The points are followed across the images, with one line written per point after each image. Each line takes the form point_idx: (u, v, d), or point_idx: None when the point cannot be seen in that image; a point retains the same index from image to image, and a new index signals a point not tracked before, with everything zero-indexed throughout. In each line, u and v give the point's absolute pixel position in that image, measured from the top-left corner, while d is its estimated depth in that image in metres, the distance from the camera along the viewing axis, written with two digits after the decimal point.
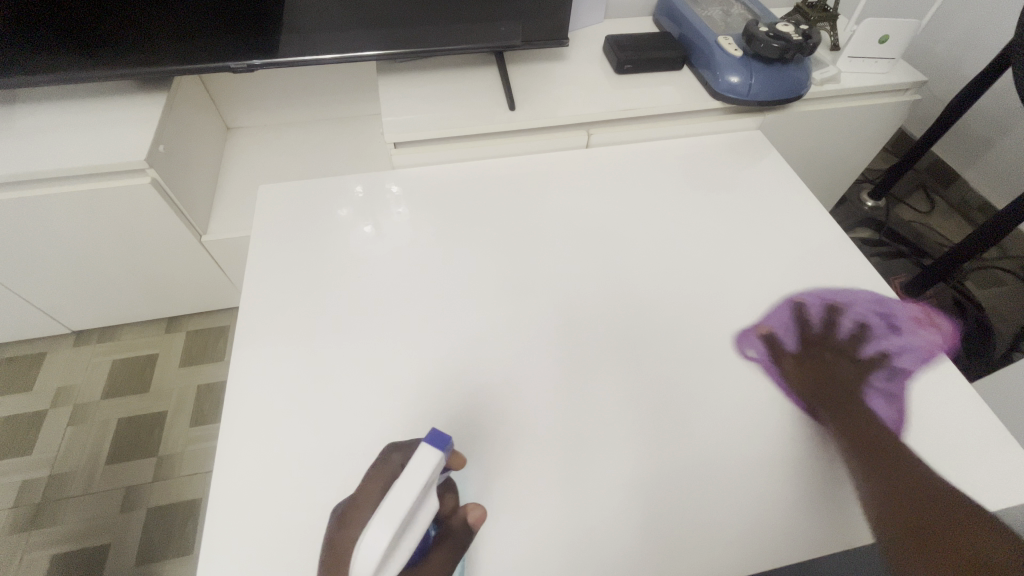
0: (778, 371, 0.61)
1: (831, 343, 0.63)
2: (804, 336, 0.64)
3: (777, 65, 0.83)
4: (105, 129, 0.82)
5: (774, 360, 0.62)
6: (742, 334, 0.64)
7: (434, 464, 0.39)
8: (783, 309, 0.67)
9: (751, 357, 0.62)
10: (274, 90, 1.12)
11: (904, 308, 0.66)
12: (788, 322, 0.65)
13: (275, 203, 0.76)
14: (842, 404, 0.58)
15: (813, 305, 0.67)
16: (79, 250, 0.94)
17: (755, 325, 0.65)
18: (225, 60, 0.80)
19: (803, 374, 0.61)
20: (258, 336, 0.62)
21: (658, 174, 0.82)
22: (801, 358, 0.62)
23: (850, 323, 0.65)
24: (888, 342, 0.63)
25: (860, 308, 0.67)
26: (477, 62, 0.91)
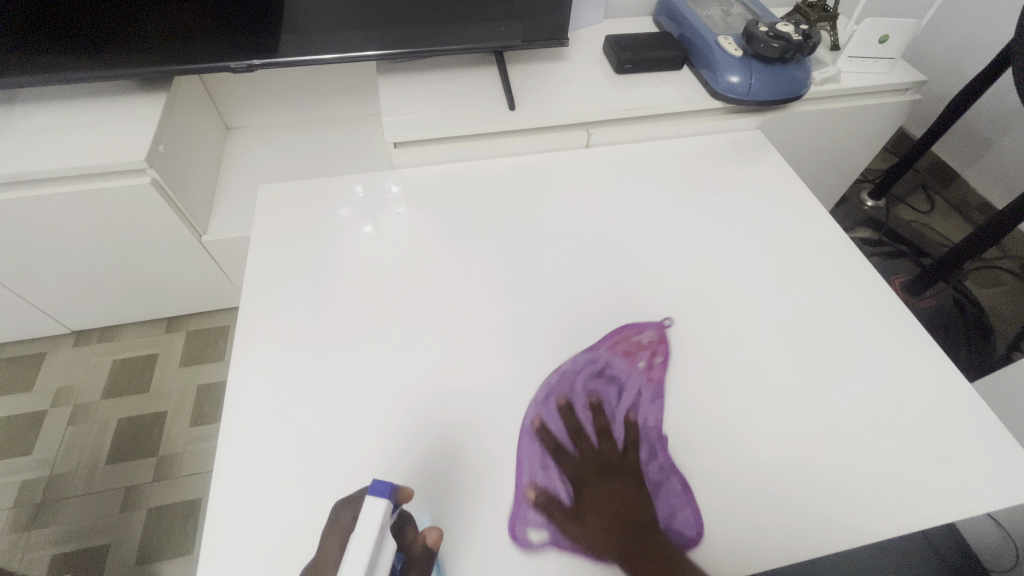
0: (570, 538, 0.50)
1: (600, 459, 0.55)
2: (565, 470, 0.54)
3: (777, 65, 0.83)
4: (104, 130, 0.82)
5: (558, 529, 0.50)
6: (514, 509, 0.51)
7: (384, 514, 0.38)
8: (528, 443, 0.55)
9: (542, 546, 0.49)
10: (273, 90, 1.12)
11: (624, 364, 0.61)
12: (543, 461, 0.54)
13: (275, 204, 0.76)
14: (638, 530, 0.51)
15: (554, 420, 0.57)
16: (78, 250, 0.94)
17: (519, 491, 0.52)
18: (225, 61, 0.80)
19: (597, 518, 0.51)
20: (257, 335, 0.63)
21: (658, 174, 0.82)
22: (582, 498, 0.52)
23: (588, 415, 0.57)
24: (637, 411, 0.58)
25: (576, 392, 0.59)
26: (477, 61, 0.91)
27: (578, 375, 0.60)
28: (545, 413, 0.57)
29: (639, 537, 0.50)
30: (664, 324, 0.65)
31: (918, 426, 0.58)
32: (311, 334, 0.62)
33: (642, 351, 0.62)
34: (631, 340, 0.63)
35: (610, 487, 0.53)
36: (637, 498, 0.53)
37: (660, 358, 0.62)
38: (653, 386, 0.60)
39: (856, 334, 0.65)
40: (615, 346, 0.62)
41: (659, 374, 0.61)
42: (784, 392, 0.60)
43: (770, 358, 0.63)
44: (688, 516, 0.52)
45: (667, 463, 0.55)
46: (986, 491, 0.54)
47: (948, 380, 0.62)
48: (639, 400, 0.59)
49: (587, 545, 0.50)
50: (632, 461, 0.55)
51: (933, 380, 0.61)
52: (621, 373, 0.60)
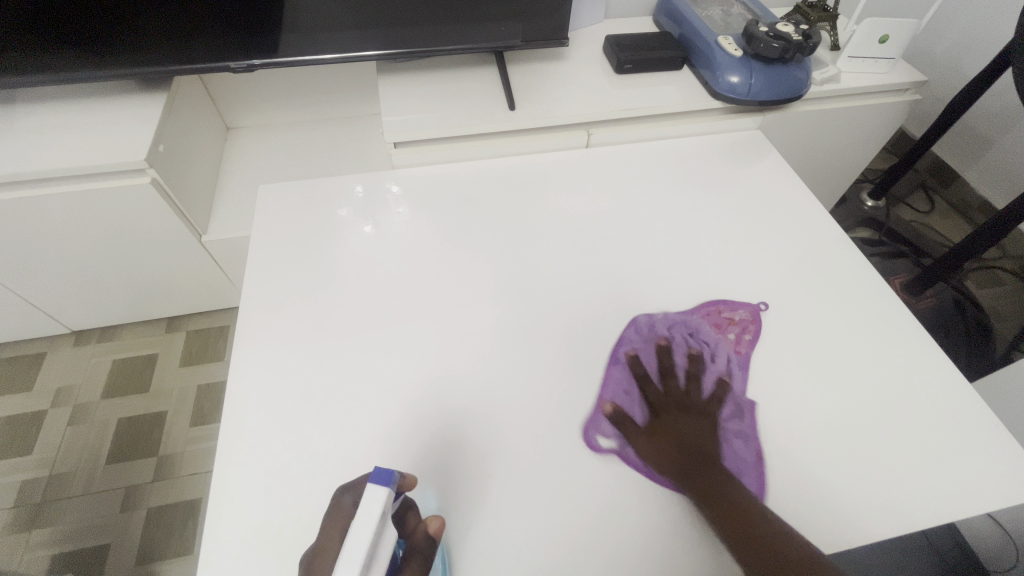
0: (637, 454, 0.54)
1: (677, 399, 0.58)
2: (647, 400, 0.58)
3: (778, 65, 0.83)
4: (104, 129, 0.82)
5: (626, 441, 0.55)
6: (590, 417, 0.57)
7: (385, 501, 0.38)
8: (614, 367, 0.60)
9: (607, 450, 0.55)
10: (273, 90, 1.12)
11: (714, 332, 0.64)
12: (628, 387, 0.59)
13: (275, 204, 0.76)
14: (707, 464, 0.53)
15: (647, 358, 0.61)
16: (78, 250, 0.94)
17: (597, 403, 0.58)
18: (225, 61, 0.80)
19: (668, 447, 0.54)
20: (257, 335, 0.63)
21: (658, 174, 0.82)
22: (655, 425, 0.56)
23: (681, 360, 0.62)
24: (725, 373, 0.61)
25: (669, 341, 0.63)
26: (478, 61, 0.91)
27: (676, 326, 0.65)
28: (637, 347, 0.62)
29: (713, 473, 0.52)
30: (759, 307, 0.67)
31: (918, 426, 0.58)
32: (311, 334, 0.62)
33: (734, 325, 0.65)
34: (723, 314, 0.66)
35: (686, 424, 0.56)
36: (713, 446, 0.55)
37: (750, 334, 0.64)
38: (743, 356, 0.63)
39: (856, 334, 0.65)
40: (707, 316, 0.66)
41: (748, 348, 0.63)
42: (783, 392, 0.60)
43: (770, 358, 0.63)
44: (753, 478, 0.54)
45: (742, 426, 0.57)
46: (986, 492, 0.54)
47: (948, 380, 0.61)
48: (729, 365, 0.62)
49: (652, 466, 0.54)
50: (714, 410, 0.58)
51: (933, 380, 0.61)
52: (710, 334, 0.64)
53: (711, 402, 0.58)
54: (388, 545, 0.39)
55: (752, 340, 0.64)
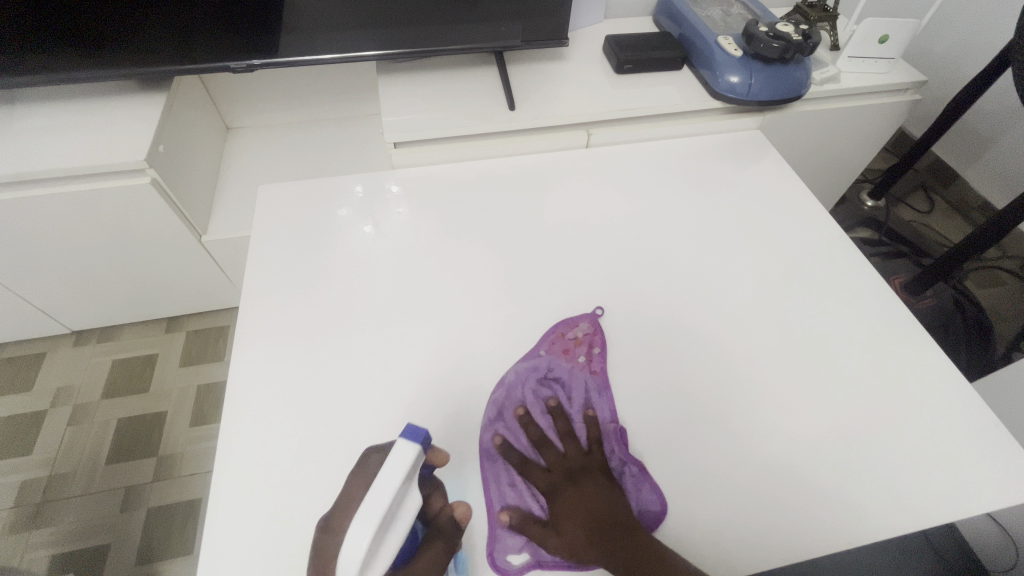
0: (552, 553, 0.49)
1: (567, 463, 0.53)
2: (532, 483, 0.53)
3: (777, 65, 0.83)
4: (104, 129, 0.82)
5: (538, 541, 0.49)
6: (491, 538, 0.50)
7: (412, 460, 0.38)
8: (491, 465, 0.54)
9: (521, 569, 0.48)
10: (273, 90, 1.12)
11: (565, 363, 0.61)
12: (510, 480, 0.53)
13: (275, 204, 0.76)
14: (617, 528, 0.49)
15: (511, 437, 0.55)
16: (78, 250, 0.94)
17: (489, 521, 0.51)
18: (225, 61, 0.80)
19: (576, 525, 0.49)
20: (257, 335, 0.63)
21: (659, 174, 0.82)
22: (554, 510, 0.51)
23: (542, 420, 0.57)
24: (588, 406, 0.58)
25: (519, 401, 0.58)
26: (478, 61, 0.91)
27: (525, 383, 0.59)
28: (502, 430, 0.56)
29: (619, 536, 0.48)
30: (597, 313, 0.65)
31: (918, 426, 0.58)
32: (311, 334, 0.62)
33: (579, 345, 0.62)
34: (568, 337, 0.62)
35: (574, 489, 0.51)
36: (612, 497, 0.51)
37: (600, 350, 0.62)
38: (599, 376, 0.60)
39: (856, 334, 0.65)
40: (554, 346, 0.62)
41: (602, 366, 0.61)
42: (783, 392, 0.60)
43: (770, 358, 0.63)
44: (654, 495, 0.52)
45: (625, 451, 0.55)
46: (987, 491, 0.54)
47: (948, 379, 0.62)
48: (588, 393, 0.59)
49: (569, 554, 0.48)
50: (596, 458, 0.53)
51: (932, 380, 0.62)
52: (563, 372, 0.60)
53: (589, 449, 0.54)
54: (410, 502, 0.39)
55: (599, 363, 0.61)
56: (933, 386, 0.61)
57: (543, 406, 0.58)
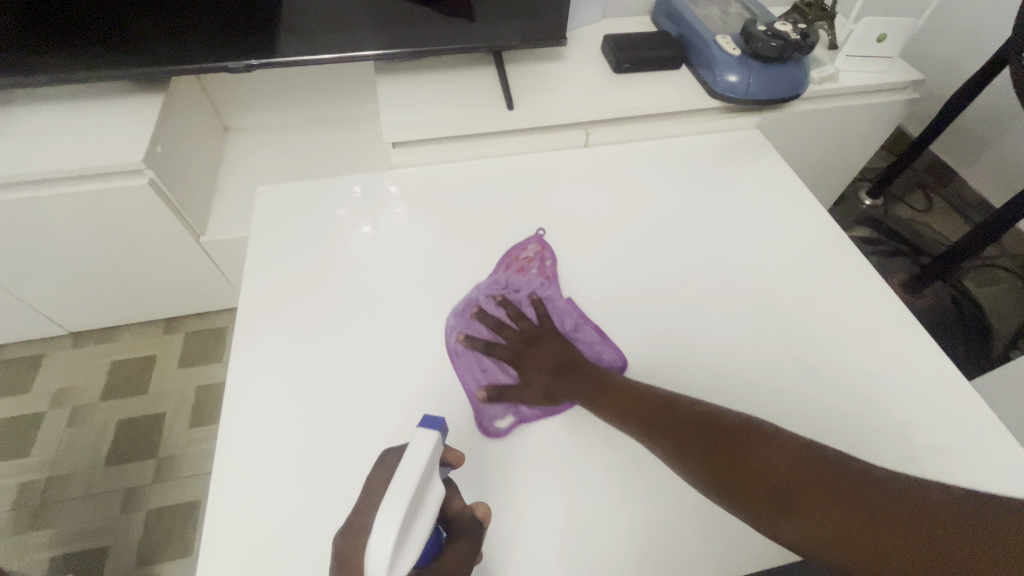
0: (530, 407, 0.57)
1: (526, 336, 0.63)
2: (499, 360, 0.61)
3: (776, 64, 0.83)
4: (103, 130, 0.82)
5: (516, 400, 0.57)
6: (477, 411, 0.57)
7: (434, 448, 0.38)
8: (460, 358, 0.61)
9: (510, 428, 0.56)
10: (271, 90, 1.11)
11: (515, 274, 0.68)
12: (481, 365, 0.60)
13: (274, 204, 0.76)
14: (575, 370, 0.59)
15: (477, 332, 0.63)
16: (76, 251, 0.94)
17: (472, 396, 0.58)
18: (224, 61, 0.80)
19: (543, 381, 0.58)
20: (257, 336, 0.62)
21: (659, 174, 0.82)
22: (523, 373, 0.59)
23: (500, 310, 0.65)
24: (541, 296, 0.67)
25: (480, 304, 0.66)
26: (477, 61, 0.90)
27: (481, 288, 0.67)
28: (465, 329, 0.63)
29: (575, 377, 0.58)
30: (540, 234, 0.73)
31: (918, 424, 0.58)
32: (311, 335, 0.62)
33: (524, 257, 0.70)
34: (517, 257, 0.70)
35: (535, 356, 0.61)
36: (570, 355, 0.61)
37: (543, 256, 0.71)
38: (550, 277, 0.68)
39: (856, 334, 0.65)
40: (502, 264, 0.69)
41: (549, 268, 0.69)
42: (784, 392, 0.60)
43: (770, 357, 0.63)
44: (611, 352, 0.62)
45: (578, 319, 0.65)
46: (988, 490, 0.54)
47: (949, 378, 0.61)
48: (540, 289, 0.67)
49: (544, 403, 0.57)
50: (547, 328, 0.64)
51: (933, 378, 0.62)
52: (512, 275, 0.68)
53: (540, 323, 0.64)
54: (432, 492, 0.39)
55: (542, 263, 0.70)
56: (933, 386, 0.61)
57: (498, 302, 0.66)
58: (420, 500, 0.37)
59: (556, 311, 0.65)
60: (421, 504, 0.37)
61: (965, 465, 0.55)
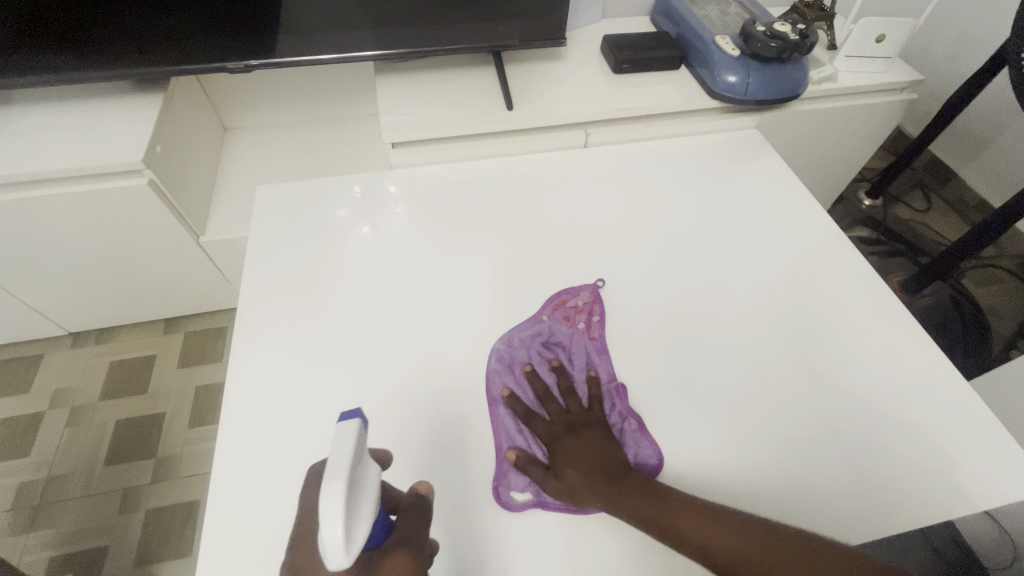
0: (553, 499, 0.52)
1: (572, 419, 0.56)
2: (536, 432, 0.56)
3: (775, 64, 0.84)
4: (102, 130, 0.82)
5: (540, 485, 0.52)
6: (499, 474, 0.53)
7: (359, 435, 0.35)
8: (496, 413, 0.57)
9: (524, 505, 0.52)
10: (271, 90, 1.11)
11: (566, 331, 0.64)
12: (516, 426, 0.56)
13: (274, 204, 0.76)
14: (616, 473, 0.51)
15: (521, 388, 0.59)
16: (75, 250, 0.94)
17: (499, 455, 0.54)
18: (223, 61, 0.80)
19: (574, 471, 0.52)
20: (256, 336, 0.63)
21: (658, 174, 0.82)
22: (556, 455, 0.54)
23: (548, 377, 0.60)
24: (590, 367, 0.61)
25: (527, 360, 0.61)
26: (476, 61, 0.90)
27: (531, 345, 0.63)
28: (510, 384, 0.59)
29: (620, 487, 0.50)
30: (598, 284, 0.68)
31: (918, 425, 0.58)
32: (311, 335, 0.62)
33: (579, 314, 0.65)
34: (568, 305, 0.66)
35: (576, 440, 0.54)
36: (611, 448, 0.53)
37: (598, 317, 0.65)
38: (599, 343, 0.63)
39: (854, 333, 0.65)
40: (556, 313, 0.65)
41: (600, 334, 0.64)
42: (783, 392, 0.60)
43: (769, 357, 0.63)
44: (649, 448, 0.56)
45: (626, 406, 0.58)
46: (986, 489, 0.54)
47: (947, 378, 0.62)
48: (589, 357, 0.62)
49: (567, 498, 0.51)
50: (597, 416, 0.57)
51: (931, 378, 0.62)
52: (565, 338, 0.63)
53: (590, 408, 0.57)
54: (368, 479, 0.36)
55: (598, 331, 0.64)
56: (932, 386, 0.61)
57: (547, 364, 0.61)
58: (359, 486, 0.35)
59: (612, 399, 0.59)
60: (360, 484, 0.35)
61: (963, 465, 0.55)
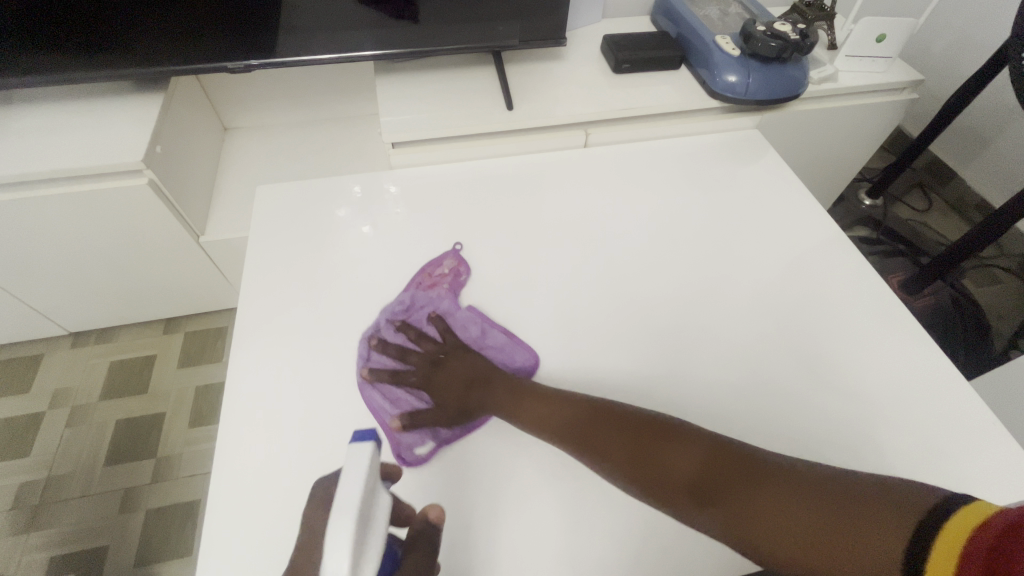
0: (445, 429, 0.56)
1: (431, 359, 0.61)
2: (407, 388, 0.58)
3: (775, 64, 0.84)
4: (102, 130, 0.82)
5: (431, 424, 0.56)
6: (393, 442, 0.55)
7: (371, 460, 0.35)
8: (368, 392, 0.58)
9: (429, 454, 0.54)
10: (270, 90, 1.11)
11: (416, 292, 0.66)
12: (388, 395, 0.58)
13: (274, 204, 0.76)
14: (485, 387, 0.58)
15: (379, 360, 0.60)
16: (75, 251, 0.94)
17: (386, 426, 0.56)
18: (224, 61, 0.80)
19: (457, 397, 0.57)
20: (256, 335, 0.63)
21: (657, 173, 0.82)
22: (433, 397, 0.58)
23: (402, 338, 0.62)
24: (440, 310, 0.65)
25: (379, 332, 0.63)
26: (476, 61, 0.90)
27: (384, 315, 0.64)
28: (369, 362, 0.60)
29: (492, 393, 0.57)
30: (457, 248, 0.71)
31: (919, 424, 0.58)
32: (310, 334, 0.63)
33: (425, 274, 0.68)
34: (422, 273, 0.68)
35: (446, 372, 0.59)
36: (478, 363, 0.60)
37: (456, 271, 0.69)
38: (445, 288, 0.67)
39: (855, 334, 0.65)
40: (410, 283, 0.67)
41: (452, 279, 0.68)
42: (783, 392, 0.60)
43: (768, 356, 0.63)
44: (523, 354, 0.62)
45: (480, 317, 0.65)
46: (987, 489, 0.54)
47: (948, 378, 0.62)
48: (438, 303, 0.65)
49: (460, 421, 0.56)
50: (453, 344, 0.62)
51: (932, 379, 0.62)
52: (414, 299, 0.66)
53: (446, 341, 0.62)
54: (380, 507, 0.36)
55: (443, 279, 0.68)
56: (932, 386, 0.61)
57: (402, 326, 0.63)
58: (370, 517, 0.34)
59: (462, 326, 0.64)
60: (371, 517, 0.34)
61: (964, 466, 0.55)
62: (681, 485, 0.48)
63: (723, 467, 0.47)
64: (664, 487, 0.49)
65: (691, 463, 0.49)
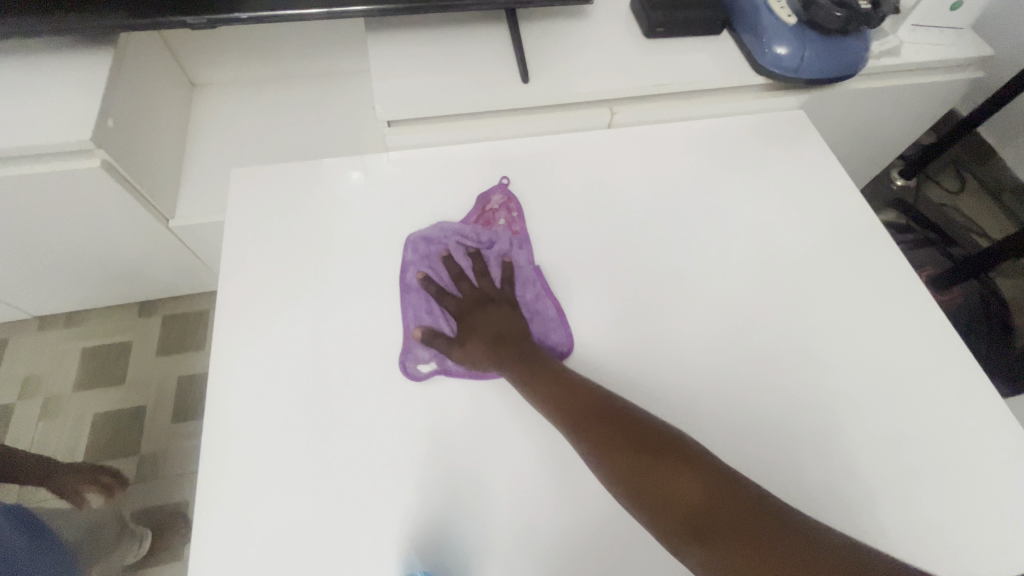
0: (457, 367, 0.56)
1: (482, 294, 0.59)
2: (446, 310, 0.59)
3: (836, 36, 0.72)
4: (37, 97, 0.69)
5: (444, 354, 0.56)
6: (406, 349, 0.57)
7: None
8: (408, 296, 0.60)
9: (429, 375, 0.55)
10: (244, 39, 0.96)
11: (487, 226, 0.66)
12: (427, 306, 0.59)
13: (248, 198, 0.65)
14: (518, 340, 0.56)
15: (435, 273, 0.62)
16: (24, 236, 0.83)
17: (408, 333, 0.57)
18: (181, 15, 0.66)
19: (481, 337, 0.56)
20: (233, 365, 0.55)
21: (687, 170, 0.72)
22: (462, 329, 0.57)
23: (466, 262, 0.63)
24: (508, 256, 0.64)
25: (448, 247, 0.64)
26: (486, 19, 0.77)
27: (452, 235, 0.65)
28: (425, 269, 0.62)
29: (518, 348, 0.55)
30: (504, 183, 0.69)
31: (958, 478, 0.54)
32: (296, 364, 0.56)
33: (498, 211, 0.67)
34: (490, 207, 0.67)
35: (489, 312, 0.58)
36: (516, 320, 0.57)
37: (516, 214, 0.66)
38: (521, 236, 0.65)
39: (905, 371, 0.59)
40: (477, 213, 0.66)
41: (521, 227, 0.66)
42: (818, 438, 0.55)
43: (802, 393, 0.57)
44: (560, 334, 0.59)
45: (540, 288, 0.62)
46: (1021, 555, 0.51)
47: (1005, 429, 0.56)
48: (509, 247, 0.64)
49: (469, 364, 0.55)
50: (505, 291, 0.60)
51: (980, 426, 0.57)
52: (482, 229, 0.65)
53: (501, 285, 0.60)
54: None
55: (516, 221, 0.66)
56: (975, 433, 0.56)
57: (462, 251, 0.64)
58: None
59: (520, 279, 0.62)
60: None
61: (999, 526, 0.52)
62: (678, 511, 0.43)
63: (734, 508, 0.42)
64: (653, 505, 0.44)
65: (698, 490, 0.43)
